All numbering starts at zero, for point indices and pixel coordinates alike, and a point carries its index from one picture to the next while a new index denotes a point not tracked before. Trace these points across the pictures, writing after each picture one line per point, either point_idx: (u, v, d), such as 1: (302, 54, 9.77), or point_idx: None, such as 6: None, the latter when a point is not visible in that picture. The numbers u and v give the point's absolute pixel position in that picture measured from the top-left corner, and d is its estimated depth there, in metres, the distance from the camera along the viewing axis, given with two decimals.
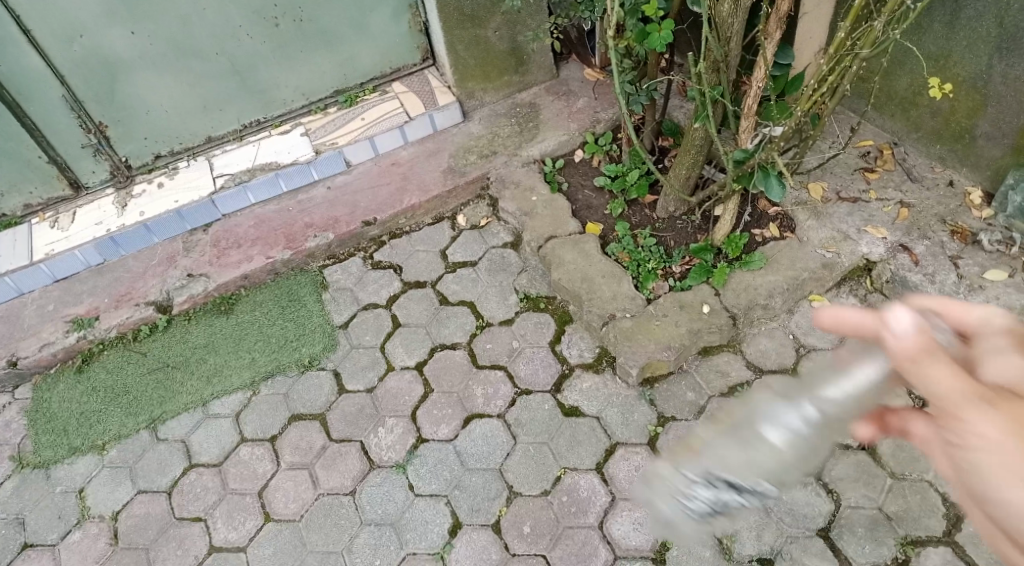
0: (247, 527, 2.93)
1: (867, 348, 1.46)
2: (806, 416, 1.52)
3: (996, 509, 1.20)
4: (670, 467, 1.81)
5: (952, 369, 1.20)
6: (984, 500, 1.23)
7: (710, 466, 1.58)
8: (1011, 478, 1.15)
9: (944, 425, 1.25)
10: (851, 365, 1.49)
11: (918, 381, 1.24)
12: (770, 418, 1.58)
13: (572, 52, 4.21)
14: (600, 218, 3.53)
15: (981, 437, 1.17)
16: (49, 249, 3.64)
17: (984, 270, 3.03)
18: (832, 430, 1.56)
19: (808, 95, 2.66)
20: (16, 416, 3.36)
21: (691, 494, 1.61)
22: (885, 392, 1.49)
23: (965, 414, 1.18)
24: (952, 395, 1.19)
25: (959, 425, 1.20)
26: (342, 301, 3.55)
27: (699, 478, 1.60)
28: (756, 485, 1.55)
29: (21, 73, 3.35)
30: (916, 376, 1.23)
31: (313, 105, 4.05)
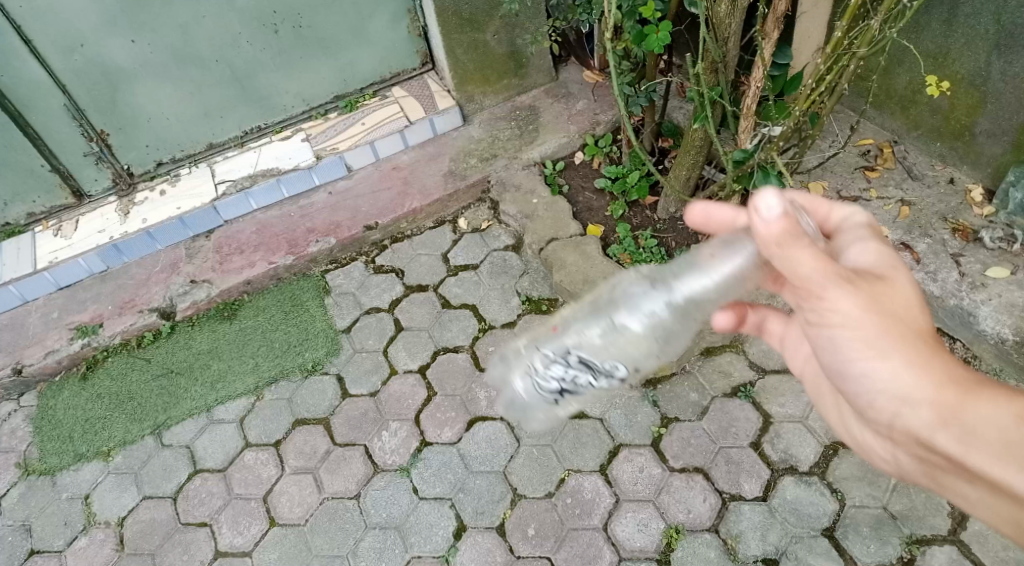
0: (252, 531, 2.94)
1: (727, 245, 1.86)
2: (662, 308, 1.89)
3: (853, 370, 1.71)
4: (529, 343, 2.15)
5: (814, 254, 1.58)
6: (842, 360, 1.73)
7: (576, 348, 1.96)
8: (863, 345, 1.65)
9: (806, 301, 1.68)
10: (709, 258, 1.86)
11: (786, 264, 1.61)
12: (630, 303, 1.93)
13: (571, 54, 4.22)
14: (601, 220, 3.54)
15: (841, 313, 1.63)
16: (53, 257, 3.65)
17: (987, 267, 3.02)
18: (685, 322, 1.94)
19: (806, 95, 2.66)
20: (22, 424, 3.37)
21: (552, 370, 1.96)
22: (737, 284, 1.89)
23: (829, 294, 1.61)
24: (816, 278, 1.59)
25: (821, 302, 1.64)
26: (345, 305, 3.55)
27: (564, 353, 1.96)
28: (614, 367, 1.93)
29: (23, 83, 3.37)
30: (785, 262, 1.61)
31: (314, 111, 4.07)
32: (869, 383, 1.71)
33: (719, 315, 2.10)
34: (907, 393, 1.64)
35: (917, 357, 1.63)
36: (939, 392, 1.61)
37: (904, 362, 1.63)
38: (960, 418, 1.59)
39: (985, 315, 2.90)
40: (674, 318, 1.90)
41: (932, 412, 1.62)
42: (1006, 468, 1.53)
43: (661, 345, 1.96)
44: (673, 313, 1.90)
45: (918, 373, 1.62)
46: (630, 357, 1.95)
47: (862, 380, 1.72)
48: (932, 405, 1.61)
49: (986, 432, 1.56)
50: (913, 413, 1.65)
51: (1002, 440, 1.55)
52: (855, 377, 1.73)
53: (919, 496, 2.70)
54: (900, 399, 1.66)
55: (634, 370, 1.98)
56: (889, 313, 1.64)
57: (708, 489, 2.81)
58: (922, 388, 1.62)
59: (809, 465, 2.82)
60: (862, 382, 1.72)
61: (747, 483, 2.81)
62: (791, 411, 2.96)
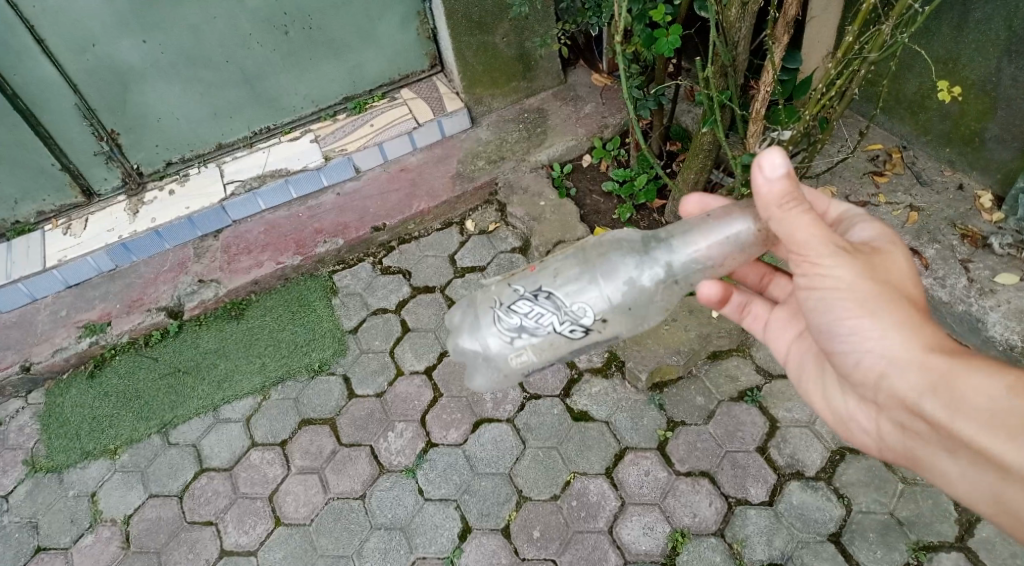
0: (258, 531, 2.94)
1: (729, 216, 1.91)
2: (646, 276, 1.94)
3: (842, 331, 1.82)
4: (499, 280, 2.13)
5: (810, 219, 1.73)
6: (829, 322, 1.84)
7: (553, 290, 1.97)
8: (852, 305, 1.76)
9: (797, 264, 1.82)
10: (708, 230, 1.91)
11: (783, 226, 1.75)
12: (614, 263, 1.97)
13: (580, 57, 4.23)
14: (608, 223, 3.55)
15: (833, 275, 1.76)
16: (62, 255, 3.67)
17: (995, 273, 3.02)
18: (665, 297, 2.00)
19: (816, 99, 2.64)
20: (29, 421, 3.39)
21: (523, 306, 1.96)
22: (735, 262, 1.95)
23: (820, 258, 1.76)
24: (810, 239, 1.74)
25: (814, 263, 1.77)
26: (352, 306, 3.56)
27: (539, 292, 1.98)
28: (581, 310, 1.94)
29: (35, 82, 3.40)
30: (783, 223, 1.75)
31: (323, 112, 4.08)
32: (856, 347, 1.81)
33: (708, 283, 2.07)
34: (894, 355, 1.75)
35: (905, 320, 1.74)
36: (925, 355, 1.71)
37: (893, 324, 1.74)
38: (944, 381, 1.67)
39: (994, 321, 2.90)
40: (656, 287, 1.96)
41: (918, 375, 1.71)
42: (992, 437, 1.60)
43: (636, 314, 2.00)
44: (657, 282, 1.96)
45: (907, 336, 1.73)
46: (603, 309, 1.95)
47: (850, 343, 1.82)
48: (918, 367, 1.71)
49: (971, 396, 1.64)
50: (899, 375, 1.75)
51: (985, 406, 1.62)
52: (843, 341, 1.84)
53: (926, 502, 2.68)
54: (887, 360, 1.76)
55: (603, 327, 1.98)
56: (881, 279, 1.77)
57: (713, 493, 2.80)
58: (908, 351, 1.73)
59: (816, 470, 2.81)
60: (850, 345, 1.82)
61: (753, 487, 2.80)
62: (798, 416, 2.95)
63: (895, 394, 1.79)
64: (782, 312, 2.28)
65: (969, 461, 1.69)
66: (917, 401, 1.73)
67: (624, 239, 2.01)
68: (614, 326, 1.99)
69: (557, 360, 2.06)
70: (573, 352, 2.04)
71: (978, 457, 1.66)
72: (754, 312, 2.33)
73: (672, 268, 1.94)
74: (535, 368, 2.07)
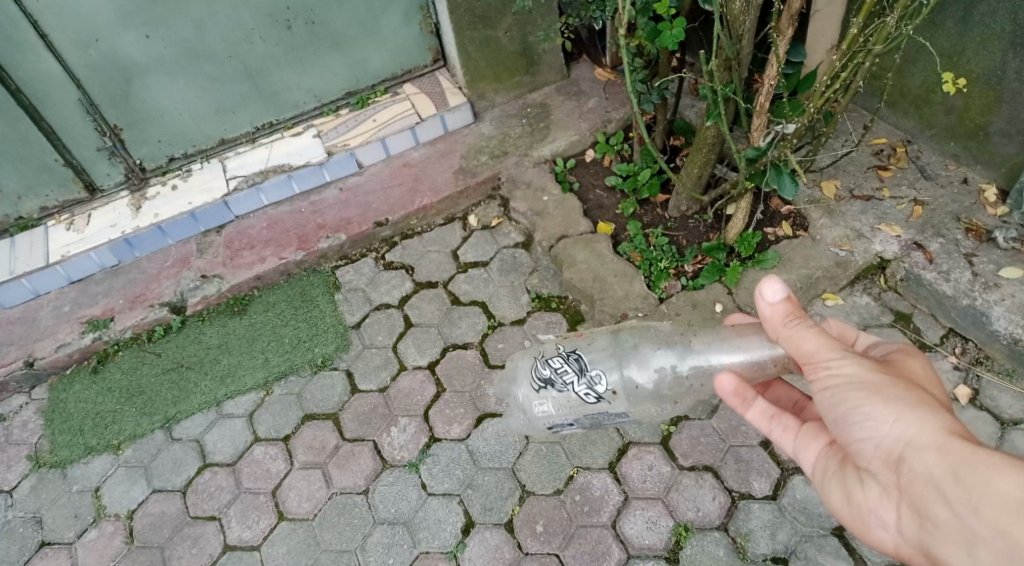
0: (261, 525, 2.94)
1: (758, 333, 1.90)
2: (673, 362, 1.98)
3: (857, 421, 1.62)
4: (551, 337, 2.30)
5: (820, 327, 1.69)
6: (841, 415, 1.64)
7: (583, 353, 2.12)
8: (868, 395, 1.60)
9: (807, 372, 1.69)
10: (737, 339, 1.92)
11: (792, 341, 1.69)
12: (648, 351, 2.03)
13: (583, 52, 4.22)
14: (611, 218, 3.55)
15: (845, 370, 1.63)
16: (65, 251, 3.67)
17: (1000, 268, 3.01)
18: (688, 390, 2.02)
19: (820, 92, 2.68)
20: (33, 416, 3.39)
21: (555, 359, 2.13)
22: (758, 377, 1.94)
23: (834, 355, 1.64)
24: (821, 345, 1.66)
25: (827, 362, 1.64)
26: (355, 301, 3.56)
27: (570, 353, 2.13)
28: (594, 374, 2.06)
29: (38, 77, 3.39)
30: (793, 339, 1.69)
31: (325, 107, 4.07)
32: (874, 436, 1.60)
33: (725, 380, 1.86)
34: (911, 440, 1.54)
35: (923, 406, 1.57)
36: (948, 437, 1.51)
37: (910, 407, 1.57)
38: (967, 464, 1.47)
39: (998, 315, 2.89)
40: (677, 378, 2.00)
41: (940, 456, 1.50)
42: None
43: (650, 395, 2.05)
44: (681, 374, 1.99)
45: (927, 420, 1.55)
46: (614, 380, 2.04)
47: (866, 431, 1.61)
48: (940, 451, 1.51)
49: (998, 480, 1.43)
50: (920, 463, 1.53)
51: (1011, 488, 1.41)
52: (861, 431, 1.62)
53: None
54: (906, 448, 1.55)
55: (613, 398, 2.05)
56: (898, 375, 1.65)
57: (717, 487, 2.80)
58: (928, 434, 1.53)
59: None
60: (863, 434, 1.61)
61: (757, 481, 2.80)
62: None
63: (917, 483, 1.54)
64: (810, 423, 1.94)
65: (999, 560, 1.41)
66: (940, 490, 1.50)
67: (657, 329, 2.08)
68: (624, 401, 2.05)
69: (577, 422, 2.15)
70: (588, 418, 2.12)
71: (1009, 550, 1.39)
72: (781, 422, 1.96)
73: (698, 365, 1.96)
74: (558, 424, 2.19)
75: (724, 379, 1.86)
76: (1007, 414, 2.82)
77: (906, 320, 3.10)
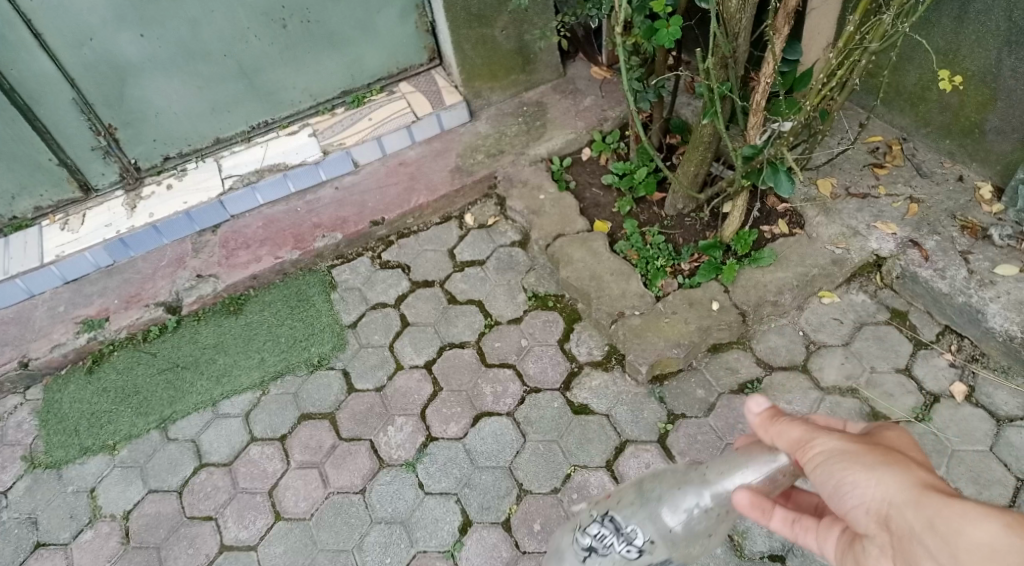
0: (257, 525, 2.94)
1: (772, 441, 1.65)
2: (706, 499, 1.69)
3: (843, 497, 1.48)
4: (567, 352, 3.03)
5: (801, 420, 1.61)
6: (829, 492, 1.50)
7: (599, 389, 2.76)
8: (849, 464, 1.48)
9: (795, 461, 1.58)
10: (746, 460, 1.68)
11: (777, 436, 1.62)
12: (673, 492, 1.75)
13: (579, 50, 4.22)
14: (608, 217, 3.54)
15: (823, 444, 1.53)
16: (60, 251, 3.65)
17: (996, 265, 3.02)
18: (723, 521, 1.74)
19: (817, 89, 2.71)
20: (28, 417, 3.37)
21: (591, 526, 1.86)
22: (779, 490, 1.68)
23: (816, 437, 1.54)
24: (806, 430, 1.57)
25: (811, 446, 1.54)
26: (351, 300, 3.55)
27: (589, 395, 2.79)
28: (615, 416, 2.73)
29: (31, 76, 3.37)
30: (777, 433, 1.62)
31: (321, 106, 4.07)
32: (856, 508, 1.46)
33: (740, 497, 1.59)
34: (891, 501, 1.41)
35: (899, 465, 1.45)
36: (923, 492, 1.38)
37: (882, 469, 1.45)
38: (943, 516, 1.32)
39: (994, 312, 2.90)
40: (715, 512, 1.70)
41: (916, 509, 1.36)
42: None
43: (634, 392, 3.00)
44: (715, 509, 1.70)
45: (903, 478, 1.42)
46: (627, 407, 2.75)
47: (853, 502, 1.47)
48: (915, 506, 1.37)
49: (969, 526, 1.28)
50: (902, 525, 1.38)
51: (984, 533, 1.26)
52: (848, 504, 1.48)
53: None
54: (889, 510, 1.41)
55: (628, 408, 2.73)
56: (876, 445, 1.54)
57: None
58: (904, 490, 1.40)
59: None
60: (852, 506, 1.47)
61: None
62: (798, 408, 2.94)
63: (906, 551, 1.38)
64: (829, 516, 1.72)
65: None
66: (924, 546, 1.34)
67: (674, 467, 1.82)
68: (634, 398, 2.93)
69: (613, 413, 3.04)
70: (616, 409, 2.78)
71: None
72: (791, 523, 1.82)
73: (722, 498, 1.67)
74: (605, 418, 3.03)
75: (739, 496, 1.60)
76: (1002, 411, 2.83)
77: (901, 317, 3.12)
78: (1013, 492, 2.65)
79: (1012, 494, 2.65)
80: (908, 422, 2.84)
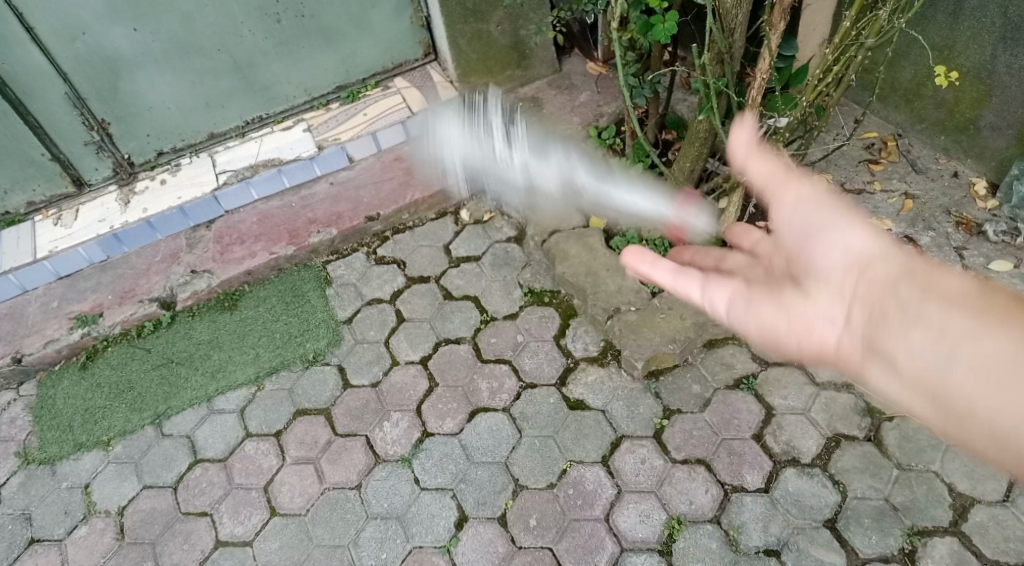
0: (253, 521, 2.93)
1: None
2: None
3: (824, 233, 1.79)
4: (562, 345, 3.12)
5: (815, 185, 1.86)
6: (815, 230, 1.80)
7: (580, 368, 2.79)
8: (843, 212, 1.79)
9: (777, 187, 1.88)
10: None
11: (792, 204, 1.85)
12: None
13: (574, 46, 4.21)
14: (603, 212, 3.54)
15: (805, 183, 1.84)
16: (53, 246, 3.63)
17: (990, 260, 3.03)
18: None
19: (813, 86, 2.70)
20: (21, 413, 3.36)
21: None
22: None
23: (796, 182, 1.85)
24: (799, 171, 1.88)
25: (798, 181, 1.85)
26: (346, 296, 3.54)
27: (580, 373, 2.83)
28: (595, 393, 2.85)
29: (23, 70, 3.35)
30: (757, 161, 1.92)
31: (315, 101, 4.04)
32: (841, 246, 1.76)
33: None
34: (868, 247, 1.72)
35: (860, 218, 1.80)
36: (915, 252, 1.70)
37: (857, 219, 1.78)
38: (925, 264, 1.65)
39: None
40: None
41: (908, 257, 1.68)
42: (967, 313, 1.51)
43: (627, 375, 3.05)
44: None
45: (872, 227, 1.77)
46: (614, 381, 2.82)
47: (834, 241, 1.77)
48: (912, 270, 1.64)
49: (946, 276, 1.61)
50: (880, 269, 1.69)
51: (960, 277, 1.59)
52: (829, 241, 1.78)
53: (921, 487, 2.70)
54: (864, 254, 1.73)
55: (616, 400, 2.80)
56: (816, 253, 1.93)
57: (710, 481, 2.81)
58: (881, 236, 1.75)
59: (811, 457, 2.81)
60: (834, 245, 1.77)
61: (749, 474, 2.80)
62: (793, 403, 2.95)
63: (873, 284, 1.70)
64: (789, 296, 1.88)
65: (930, 337, 1.54)
66: (895, 285, 1.65)
67: None
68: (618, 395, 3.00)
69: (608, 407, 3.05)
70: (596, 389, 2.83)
71: (947, 319, 1.54)
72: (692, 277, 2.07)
73: None
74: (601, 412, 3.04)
75: None
76: None
77: None
78: (1007, 486, 2.67)
79: (1005, 488, 2.67)
80: (903, 417, 2.86)
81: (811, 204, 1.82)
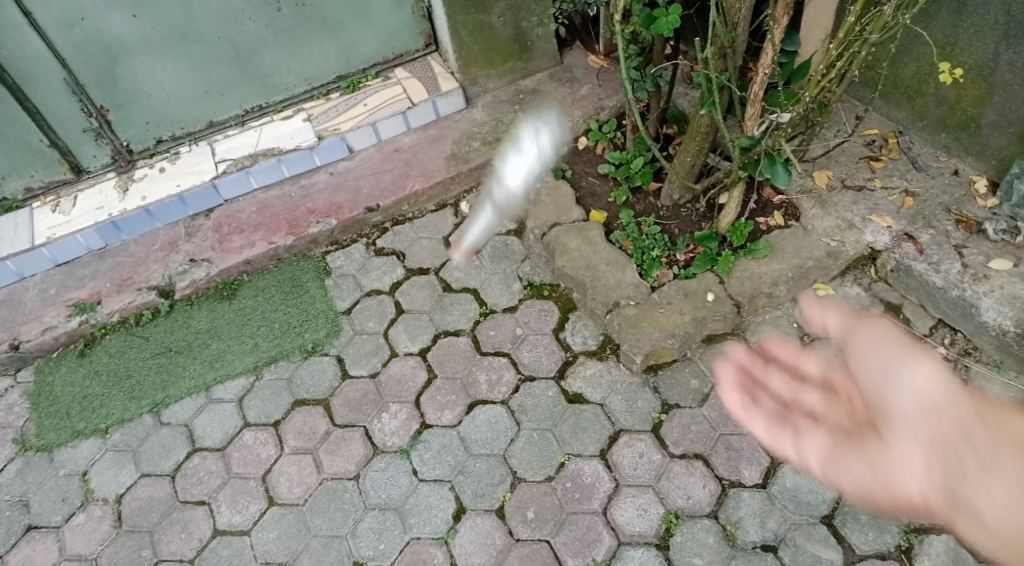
0: (251, 511, 2.93)
1: None
2: None
3: (895, 371, 1.89)
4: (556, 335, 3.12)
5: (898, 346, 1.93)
6: (886, 371, 1.91)
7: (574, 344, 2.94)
8: (908, 350, 1.89)
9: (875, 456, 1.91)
10: None
11: (865, 343, 2.01)
12: None
13: (576, 38, 4.20)
14: (604, 206, 3.53)
15: (879, 322, 2.03)
16: (51, 233, 3.61)
17: (989, 259, 3.04)
18: None
19: (816, 81, 2.69)
20: (19, 400, 3.35)
21: None
22: None
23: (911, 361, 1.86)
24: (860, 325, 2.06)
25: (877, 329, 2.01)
26: (345, 287, 3.54)
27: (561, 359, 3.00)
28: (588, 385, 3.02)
29: (21, 55, 3.32)
30: (861, 328, 2.05)
31: (316, 91, 4.03)
32: (912, 386, 1.82)
33: None
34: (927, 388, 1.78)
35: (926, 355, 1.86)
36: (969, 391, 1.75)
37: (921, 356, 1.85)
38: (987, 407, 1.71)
39: (987, 307, 2.92)
40: None
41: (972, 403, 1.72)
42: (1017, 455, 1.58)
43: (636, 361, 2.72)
44: None
45: (939, 366, 1.81)
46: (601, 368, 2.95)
47: (907, 379, 1.84)
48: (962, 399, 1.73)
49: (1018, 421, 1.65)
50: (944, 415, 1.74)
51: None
52: (902, 378, 1.86)
53: None
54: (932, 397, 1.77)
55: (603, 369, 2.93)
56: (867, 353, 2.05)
57: (707, 475, 2.82)
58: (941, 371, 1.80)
59: None
60: (905, 381, 1.84)
61: (747, 469, 2.81)
62: None
63: (939, 425, 1.73)
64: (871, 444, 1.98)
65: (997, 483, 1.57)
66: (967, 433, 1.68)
67: None
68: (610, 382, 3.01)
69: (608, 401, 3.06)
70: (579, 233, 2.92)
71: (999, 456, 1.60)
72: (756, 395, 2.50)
73: None
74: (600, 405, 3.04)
75: None
76: None
77: (895, 310, 3.14)
78: None
79: None
80: None
81: (880, 344, 1.97)
